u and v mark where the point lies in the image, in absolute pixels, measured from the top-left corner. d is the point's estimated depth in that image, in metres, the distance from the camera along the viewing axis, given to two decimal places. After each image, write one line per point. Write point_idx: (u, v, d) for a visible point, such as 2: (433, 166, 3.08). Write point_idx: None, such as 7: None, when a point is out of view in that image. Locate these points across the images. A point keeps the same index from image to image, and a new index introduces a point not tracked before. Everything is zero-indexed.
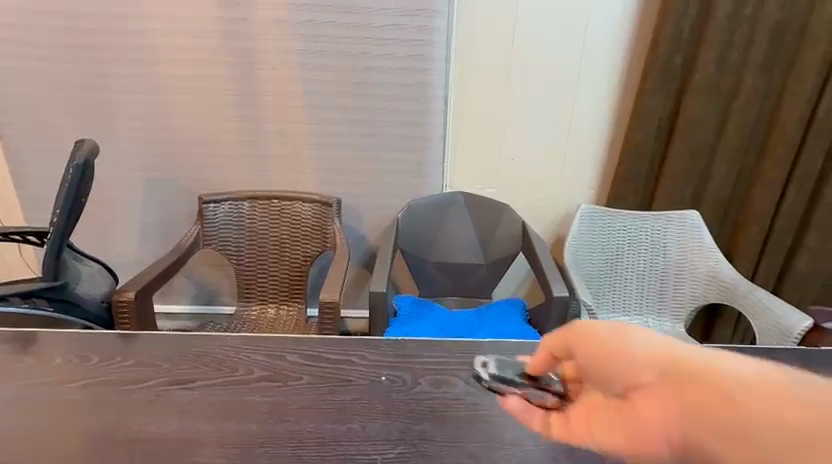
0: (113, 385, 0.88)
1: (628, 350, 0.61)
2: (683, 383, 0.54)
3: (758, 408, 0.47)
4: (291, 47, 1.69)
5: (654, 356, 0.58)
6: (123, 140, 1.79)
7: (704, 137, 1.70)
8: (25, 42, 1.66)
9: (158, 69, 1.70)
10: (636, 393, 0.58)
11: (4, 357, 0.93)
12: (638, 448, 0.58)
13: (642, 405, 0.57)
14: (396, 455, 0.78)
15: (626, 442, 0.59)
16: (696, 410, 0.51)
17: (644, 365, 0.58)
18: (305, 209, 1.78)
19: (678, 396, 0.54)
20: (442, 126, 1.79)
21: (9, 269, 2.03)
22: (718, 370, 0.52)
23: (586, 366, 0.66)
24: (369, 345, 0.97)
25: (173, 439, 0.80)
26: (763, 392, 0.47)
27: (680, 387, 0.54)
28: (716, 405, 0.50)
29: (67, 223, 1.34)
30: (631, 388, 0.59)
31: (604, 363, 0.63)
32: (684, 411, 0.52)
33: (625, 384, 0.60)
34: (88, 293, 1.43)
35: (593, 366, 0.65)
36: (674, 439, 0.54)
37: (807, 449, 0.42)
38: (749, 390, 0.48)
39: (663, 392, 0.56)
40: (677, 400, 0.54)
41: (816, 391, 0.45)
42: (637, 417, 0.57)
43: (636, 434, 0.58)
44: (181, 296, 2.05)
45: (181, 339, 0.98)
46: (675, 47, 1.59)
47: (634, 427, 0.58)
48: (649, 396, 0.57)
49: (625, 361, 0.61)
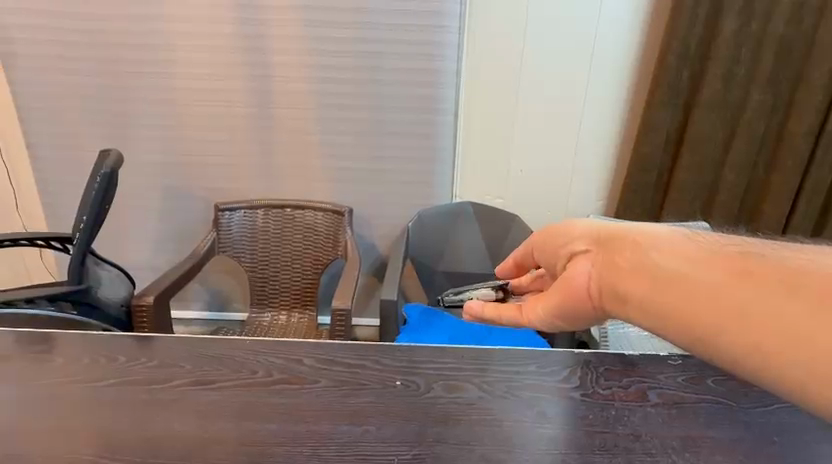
0: (138, 385, 0.92)
1: (572, 229, 0.77)
2: (610, 248, 0.70)
3: (664, 250, 0.65)
4: (305, 62, 1.75)
5: (592, 229, 0.74)
6: (144, 150, 1.86)
7: (711, 150, 1.72)
8: (54, 56, 1.73)
9: (178, 82, 1.78)
10: (574, 258, 0.74)
11: (35, 356, 0.98)
12: (570, 303, 0.73)
13: (576, 267, 0.73)
14: (412, 456, 0.80)
15: (560, 299, 0.73)
16: (618, 258, 0.68)
17: (581, 237, 0.75)
18: (317, 218, 1.82)
19: (606, 252, 0.70)
20: (451, 137, 1.84)
21: (30, 274, 2.09)
22: (635, 231, 0.70)
23: (538, 255, 0.81)
24: (382, 351, 1.00)
25: (195, 436, 0.83)
26: (666, 240, 0.66)
27: (609, 246, 0.71)
28: (631, 251, 0.67)
29: (92, 230, 1.39)
30: (571, 255, 0.75)
31: (549, 244, 0.79)
32: (609, 261, 0.69)
33: (566, 255, 0.76)
34: (108, 297, 1.48)
35: (541, 251, 0.80)
36: (598, 287, 0.70)
37: (695, 268, 0.60)
38: (656, 240, 0.67)
39: (594, 257, 0.72)
40: (606, 256, 0.70)
41: (702, 247, 0.63)
42: (571, 277, 0.73)
43: (568, 291, 0.73)
44: (195, 302, 2.09)
45: (201, 343, 1.02)
46: (681, 62, 1.63)
47: (568, 285, 0.73)
48: (584, 259, 0.73)
49: (568, 237, 0.76)
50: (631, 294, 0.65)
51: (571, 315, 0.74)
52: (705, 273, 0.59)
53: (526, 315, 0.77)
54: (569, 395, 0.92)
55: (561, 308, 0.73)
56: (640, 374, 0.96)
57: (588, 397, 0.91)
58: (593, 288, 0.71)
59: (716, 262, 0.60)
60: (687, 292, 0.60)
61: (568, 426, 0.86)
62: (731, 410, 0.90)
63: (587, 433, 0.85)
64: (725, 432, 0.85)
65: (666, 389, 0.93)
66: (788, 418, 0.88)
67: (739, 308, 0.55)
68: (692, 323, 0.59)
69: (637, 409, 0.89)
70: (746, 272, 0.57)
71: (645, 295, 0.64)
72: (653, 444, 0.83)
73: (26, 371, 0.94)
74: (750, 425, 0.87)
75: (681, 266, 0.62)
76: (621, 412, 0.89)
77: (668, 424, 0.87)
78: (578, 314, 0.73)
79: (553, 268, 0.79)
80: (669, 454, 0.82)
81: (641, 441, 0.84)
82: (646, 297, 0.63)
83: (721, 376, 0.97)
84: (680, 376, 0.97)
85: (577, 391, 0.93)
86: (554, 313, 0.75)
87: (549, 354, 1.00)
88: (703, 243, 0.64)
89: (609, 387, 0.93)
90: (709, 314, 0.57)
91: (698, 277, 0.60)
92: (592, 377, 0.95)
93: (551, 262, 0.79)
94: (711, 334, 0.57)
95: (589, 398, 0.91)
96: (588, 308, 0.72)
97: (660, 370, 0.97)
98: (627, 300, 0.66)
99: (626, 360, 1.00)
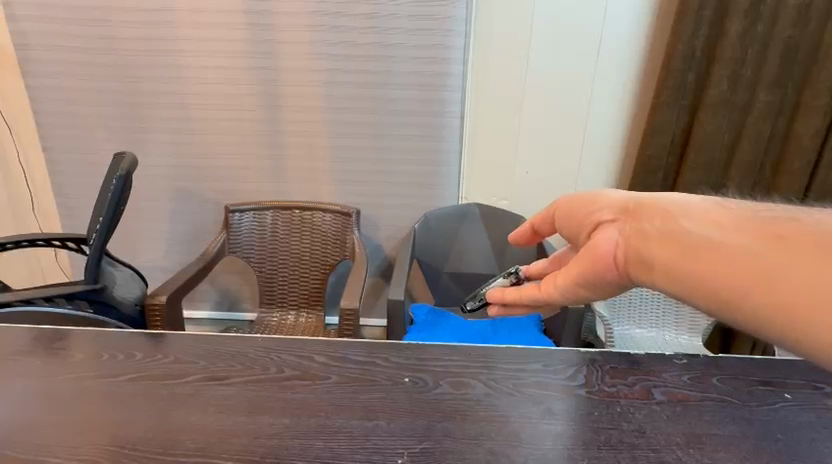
0: (155, 380, 0.95)
1: (597, 196, 0.69)
2: (638, 217, 0.63)
3: (696, 216, 0.58)
4: (314, 67, 1.79)
5: (619, 198, 0.67)
6: (156, 153, 1.91)
7: (717, 152, 1.72)
8: (71, 63, 1.78)
9: (190, 87, 1.82)
10: (598, 226, 0.66)
11: (56, 352, 1.01)
12: (591, 278, 0.65)
13: (600, 236, 0.65)
14: (421, 449, 0.82)
15: (582, 270, 0.66)
16: (646, 225, 0.61)
17: (607, 204, 0.67)
18: (325, 219, 1.85)
19: (633, 219, 0.63)
20: (457, 139, 1.86)
21: (45, 274, 2.15)
22: (668, 199, 0.63)
23: (559, 224, 0.72)
24: (391, 350, 1.03)
25: (211, 429, 0.85)
26: (699, 207, 0.59)
27: (635, 213, 0.63)
28: (661, 218, 0.61)
29: (107, 231, 1.43)
30: (594, 225, 0.67)
31: (571, 213, 0.71)
32: (637, 229, 0.62)
33: (590, 223, 0.67)
34: (123, 296, 1.52)
35: (563, 220, 0.72)
36: (622, 259, 0.63)
37: (729, 235, 0.54)
38: (689, 207, 0.60)
39: (620, 227, 0.64)
40: (633, 223, 0.63)
41: (737, 214, 0.57)
42: (594, 246, 0.65)
43: (592, 261, 0.65)
44: (205, 302, 2.13)
45: (215, 341, 1.05)
46: (687, 64, 1.64)
47: (592, 254, 0.65)
48: (608, 226, 0.65)
49: (592, 206, 0.68)
50: (660, 263, 0.59)
51: (591, 290, 0.67)
52: (740, 240, 0.53)
53: (546, 291, 0.70)
54: (574, 393, 0.93)
55: (582, 280, 0.66)
56: (644, 372, 0.98)
57: (593, 394, 0.93)
58: (618, 257, 0.64)
59: (750, 228, 0.54)
60: (717, 260, 0.54)
61: (574, 422, 0.87)
62: (734, 407, 0.91)
63: (592, 429, 0.86)
64: (729, 429, 0.86)
65: (670, 387, 0.95)
66: (791, 417, 0.89)
67: (773, 275, 0.49)
68: (722, 291, 0.53)
69: (641, 406, 0.91)
70: (781, 237, 0.51)
71: (674, 263, 0.57)
72: (658, 440, 0.84)
73: (46, 367, 0.97)
74: (753, 422, 0.88)
75: (713, 232, 0.56)
76: (626, 409, 0.90)
77: (673, 421, 0.88)
78: (601, 285, 0.66)
79: (574, 238, 0.71)
80: (674, 450, 0.83)
81: (646, 437, 0.85)
82: (675, 265, 0.57)
83: (725, 375, 0.98)
84: (685, 375, 0.98)
85: (583, 388, 0.94)
86: (576, 286, 0.67)
87: (554, 354, 1.03)
88: (738, 209, 0.57)
89: (614, 385, 0.95)
90: (742, 281, 0.51)
91: (730, 243, 0.53)
92: (598, 376, 0.97)
93: (573, 232, 0.70)
94: (740, 303, 0.52)
95: (594, 395, 0.93)
96: (612, 279, 0.65)
97: (664, 369, 0.99)
98: (654, 269, 0.60)
99: (631, 359, 1.02)
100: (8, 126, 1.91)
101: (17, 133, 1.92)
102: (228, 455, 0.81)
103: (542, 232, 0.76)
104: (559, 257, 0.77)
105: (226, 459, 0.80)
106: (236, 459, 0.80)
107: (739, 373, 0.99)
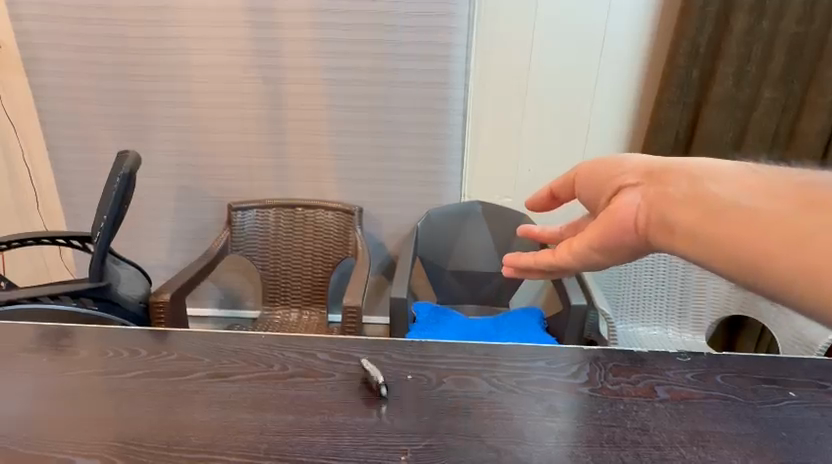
0: (159, 377, 0.95)
1: (619, 161, 0.65)
2: (663, 181, 0.59)
3: (728, 179, 0.55)
4: (316, 65, 1.79)
5: (642, 163, 0.63)
6: (159, 152, 1.91)
7: (721, 150, 1.71)
8: (74, 61, 1.79)
9: (192, 85, 1.82)
10: (620, 190, 0.62)
11: (62, 349, 1.02)
12: (609, 244, 0.61)
13: (622, 200, 0.61)
14: (424, 447, 0.82)
15: (601, 235, 0.61)
16: (673, 187, 0.58)
17: (631, 169, 0.63)
18: (328, 218, 1.86)
19: (659, 181, 0.59)
20: (460, 137, 1.85)
21: (50, 272, 2.16)
22: (697, 164, 0.59)
23: (580, 189, 0.68)
24: (394, 347, 1.03)
25: (216, 426, 0.85)
26: (729, 171, 0.56)
27: (661, 176, 0.60)
28: (688, 181, 0.57)
29: (112, 229, 1.43)
30: (616, 190, 0.63)
31: (590, 177, 0.66)
32: (662, 191, 0.58)
33: (612, 186, 0.63)
34: (128, 294, 1.53)
35: (583, 184, 0.67)
36: (643, 224, 0.59)
37: (762, 198, 0.52)
38: (720, 172, 0.57)
39: (643, 191, 0.60)
40: (659, 185, 0.59)
41: (767, 178, 0.54)
42: (616, 208, 0.61)
43: (611, 224, 0.60)
44: (208, 300, 2.14)
45: (219, 338, 1.06)
46: (691, 62, 1.63)
47: (613, 216, 0.61)
48: (631, 189, 0.61)
49: (614, 169, 0.64)
50: (686, 224, 0.56)
51: (607, 257, 0.62)
52: (774, 204, 0.50)
53: (561, 256, 0.64)
54: (577, 390, 0.93)
55: (600, 244, 0.61)
56: (648, 370, 0.98)
57: (596, 392, 0.93)
58: (639, 222, 0.60)
59: (785, 190, 0.51)
60: (749, 223, 0.51)
61: (576, 420, 0.87)
62: (739, 405, 0.91)
63: (595, 427, 0.86)
64: (733, 427, 0.86)
65: (673, 385, 0.95)
66: (795, 415, 0.89)
67: (807, 238, 0.47)
68: (750, 252, 0.50)
69: (645, 404, 0.91)
70: (816, 200, 0.49)
71: (701, 225, 0.54)
72: (662, 438, 0.84)
73: (53, 364, 0.98)
74: (758, 421, 0.87)
75: (744, 195, 0.53)
76: (629, 407, 0.90)
77: (676, 418, 0.88)
78: (619, 251, 0.62)
79: (592, 204, 0.66)
80: (677, 448, 0.82)
81: (649, 435, 0.85)
82: (701, 227, 0.54)
83: (729, 373, 0.98)
84: (688, 373, 0.98)
85: (586, 386, 0.94)
86: (592, 251, 0.62)
87: (557, 351, 1.03)
88: (770, 174, 0.55)
89: (617, 383, 0.95)
90: (772, 244, 0.49)
91: (764, 206, 0.51)
92: (601, 373, 0.97)
93: (594, 197, 0.66)
94: (767, 267, 0.49)
95: (597, 392, 0.93)
96: (630, 243, 0.61)
97: (668, 367, 0.99)
98: (678, 231, 0.56)
99: (634, 357, 1.02)
100: (13, 125, 1.93)
101: (22, 132, 1.94)
102: (232, 452, 0.81)
103: (561, 198, 0.71)
104: (577, 224, 0.70)
105: (230, 456, 0.80)
106: (240, 455, 0.81)
107: (743, 370, 0.99)
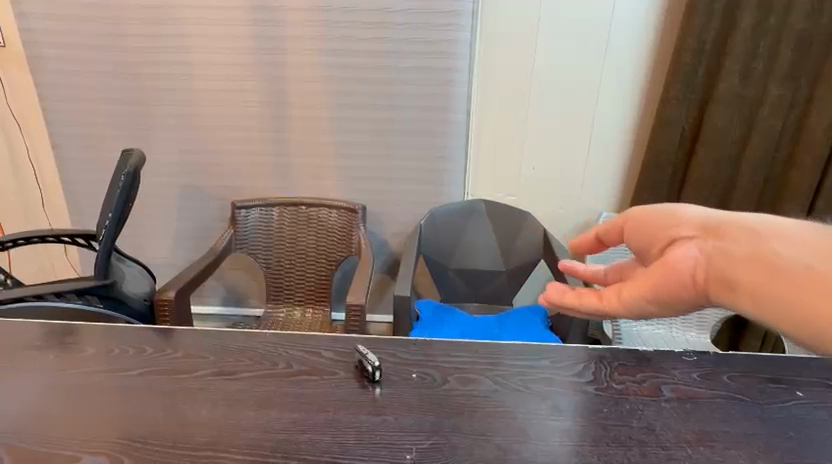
0: (165, 374, 0.96)
1: (673, 212, 0.69)
2: (721, 237, 0.63)
3: (785, 238, 0.59)
4: (319, 62, 1.78)
5: (697, 216, 0.67)
6: (163, 150, 1.92)
7: (727, 147, 1.70)
8: (78, 59, 1.79)
9: (196, 83, 1.82)
10: (676, 242, 0.66)
11: (68, 346, 1.02)
12: (665, 294, 0.66)
13: (680, 252, 0.65)
14: (429, 445, 0.82)
15: (658, 285, 0.66)
16: (731, 245, 0.62)
17: (686, 222, 0.67)
18: (331, 216, 1.86)
19: (717, 238, 0.63)
20: (464, 135, 1.85)
21: (55, 270, 2.17)
22: (754, 221, 0.63)
23: (630, 237, 0.72)
24: (398, 345, 1.03)
25: (221, 423, 0.86)
26: (792, 230, 0.59)
27: (718, 231, 0.64)
28: (748, 239, 0.61)
29: (117, 227, 1.44)
30: (672, 241, 0.67)
31: (645, 226, 0.70)
32: (721, 247, 0.63)
33: (667, 237, 0.67)
34: (132, 292, 1.53)
35: (633, 232, 0.71)
36: (702, 277, 0.64)
37: (821, 261, 0.55)
38: (778, 231, 0.60)
39: (701, 245, 0.64)
40: (717, 241, 0.63)
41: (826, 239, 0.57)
42: (673, 261, 0.65)
43: (669, 276, 0.65)
44: (212, 298, 2.15)
45: (223, 336, 1.06)
46: (697, 57, 1.61)
47: (671, 270, 0.65)
48: (688, 242, 0.65)
49: (669, 221, 0.68)
50: (748, 283, 0.60)
51: (663, 305, 0.67)
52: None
53: (609, 302, 0.70)
54: (582, 389, 0.93)
55: (656, 294, 0.66)
56: (653, 369, 0.98)
57: (602, 391, 0.93)
58: (697, 276, 0.64)
59: None
60: (807, 286, 0.55)
61: (581, 419, 0.87)
62: (745, 405, 0.90)
63: (600, 426, 0.86)
64: (740, 427, 0.86)
65: (679, 384, 0.94)
66: (803, 415, 0.88)
67: None
68: (804, 313, 0.55)
69: (651, 403, 0.90)
70: None
71: (759, 285, 0.59)
72: (668, 437, 0.84)
73: (59, 361, 0.99)
74: (765, 420, 0.87)
75: (803, 257, 0.57)
76: (635, 406, 0.90)
77: (682, 418, 0.87)
78: (674, 300, 0.66)
79: (644, 251, 0.70)
80: (683, 447, 0.82)
81: (655, 434, 0.84)
82: (763, 288, 0.58)
83: (735, 372, 0.97)
84: (695, 372, 0.97)
85: (591, 384, 0.94)
86: (647, 300, 0.67)
87: (562, 350, 1.03)
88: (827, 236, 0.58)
89: (623, 382, 0.95)
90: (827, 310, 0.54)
91: (823, 270, 0.55)
92: (606, 372, 0.97)
93: (646, 245, 0.70)
94: (821, 331, 0.54)
95: (603, 391, 0.93)
96: (688, 295, 0.65)
97: (674, 366, 0.99)
98: (739, 289, 0.61)
99: (640, 355, 1.01)
100: (18, 123, 1.94)
101: (27, 130, 1.95)
102: (237, 449, 0.81)
103: (606, 241, 0.76)
104: (621, 267, 0.75)
105: (235, 453, 0.81)
106: (245, 452, 0.81)
107: (750, 370, 0.98)
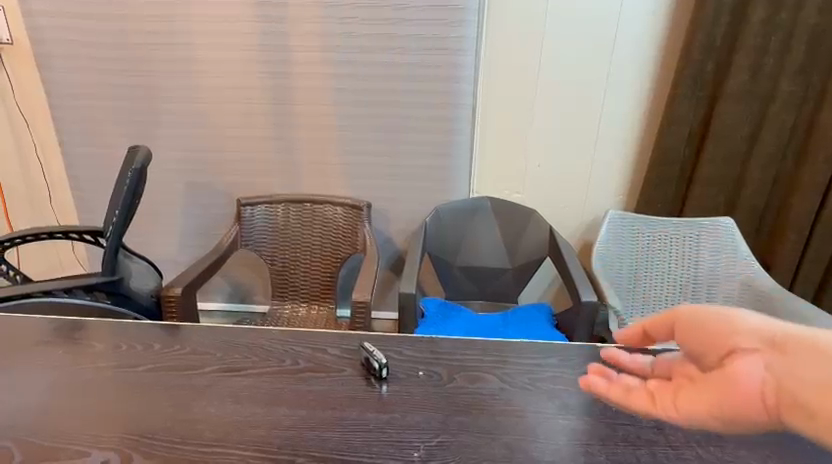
0: (173, 370, 0.96)
1: (733, 321, 0.64)
2: (788, 354, 0.56)
3: None
4: (325, 59, 1.77)
5: (761, 326, 0.61)
6: (169, 148, 1.92)
7: (736, 144, 1.67)
8: (84, 57, 1.79)
9: (202, 80, 1.82)
10: (734, 353, 0.61)
11: (77, 342, 1.03)
12: (726, 410, 0.60)
13: (737, 365, 0.60)
14: (436, 443, 0.82)
15: (716, 399, 0.61)
16: (800, 365, 0.55)
17: (747, 332, 0.61)
18: (336, 213, 1.86)
19: (784, 356, 0.57)
20: (469, 132, 1.84)
21: (63, 266, 2.18)
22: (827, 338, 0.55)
23: (685, 338, 0.68)
24: (405, 343, 1.03)
25: (229, 419, 0.86)
26: None
27: (784, 347, 0.57)
28: (821, 359, 0.54)
29: (124, 223, 1.45)
30: (729, 351, 0.61)
31: (700, 330, 0.66)
32: (788, 365, 0.56)
33: (725, 347, 0.62)
34: (139, 288, 1.55)
35: (688, 335, 0.68)
36: (766, 397, 0.57)
37: None
38: None
39: (765, 359, 0.58)
40: (788, 360, 0.56)
41: None
42: (734, 377, 0.59)
43: (727, 391, 0.60)
44: (218, 294, 2.15)
45: (231, 333, 1.07)
46: (707, 53, 1.59)
47: (730, 386, 0.60)
48: (748, 356, 0.59)
49: (726, 330, 0.63)
50: (824, 416, 0.51)
51: (723, 421, 0.61)
52: None
53: (662, 408, 0.68)
54: None
55: (715, 410, 0.61)
56: None
57: None
58: (762, 396, 0.57)
59: None
60: None
61: (590, 418, 0.86)
62: None
63: (609, 425, 0.85)
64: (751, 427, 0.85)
65: None
66: None
67: None
68: None
69: None
70: None
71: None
72: (677, 437, 0.83)
73: (68, 357, 0.99)
74: None
75: None
76: None
77: None
78: (739, 420, 0.60)
79: (702, 358, 0.66)
80: (693, 447, 0.81)
81: (664, 434, 0.84)
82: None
83: None
84: None
85: None
86: (705, 415, 0.62)
87: (569, 348, 1.02)
88: None
89: None
90: None
91: None
92: None
93: (703, 352, 0.65)
94: None
95: None
96: (756, 417, 0.58)
97: None
98: (817, 422, 0.52)
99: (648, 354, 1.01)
100: (26, 121, 1.95)
101: (34, 127, 1.96)
102: (245, 446, 0.82)
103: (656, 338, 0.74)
104: (670, 367, 0.74)
105: (243, 449, 0.81)
106: (253, 449, 0.81)
107: None
